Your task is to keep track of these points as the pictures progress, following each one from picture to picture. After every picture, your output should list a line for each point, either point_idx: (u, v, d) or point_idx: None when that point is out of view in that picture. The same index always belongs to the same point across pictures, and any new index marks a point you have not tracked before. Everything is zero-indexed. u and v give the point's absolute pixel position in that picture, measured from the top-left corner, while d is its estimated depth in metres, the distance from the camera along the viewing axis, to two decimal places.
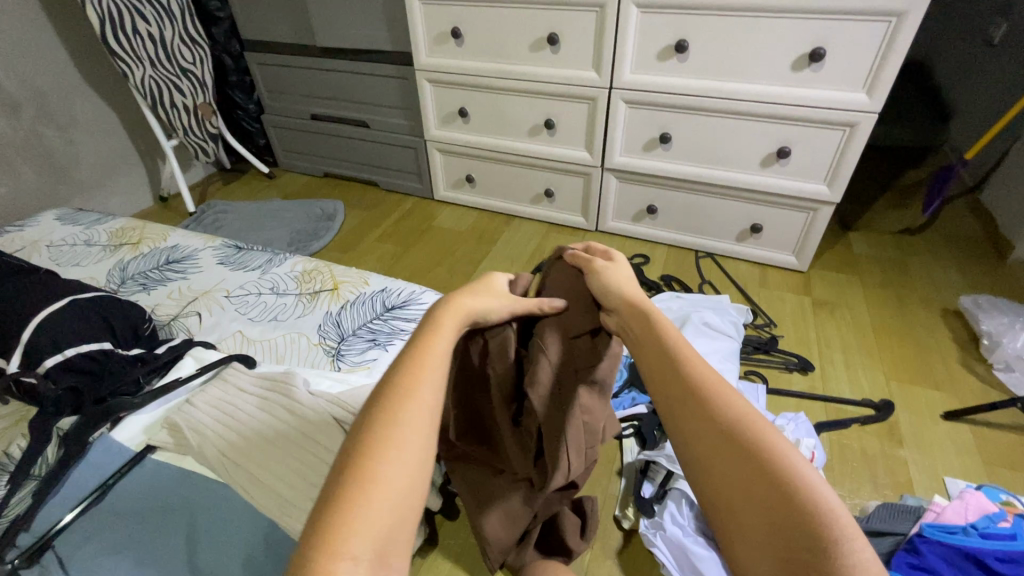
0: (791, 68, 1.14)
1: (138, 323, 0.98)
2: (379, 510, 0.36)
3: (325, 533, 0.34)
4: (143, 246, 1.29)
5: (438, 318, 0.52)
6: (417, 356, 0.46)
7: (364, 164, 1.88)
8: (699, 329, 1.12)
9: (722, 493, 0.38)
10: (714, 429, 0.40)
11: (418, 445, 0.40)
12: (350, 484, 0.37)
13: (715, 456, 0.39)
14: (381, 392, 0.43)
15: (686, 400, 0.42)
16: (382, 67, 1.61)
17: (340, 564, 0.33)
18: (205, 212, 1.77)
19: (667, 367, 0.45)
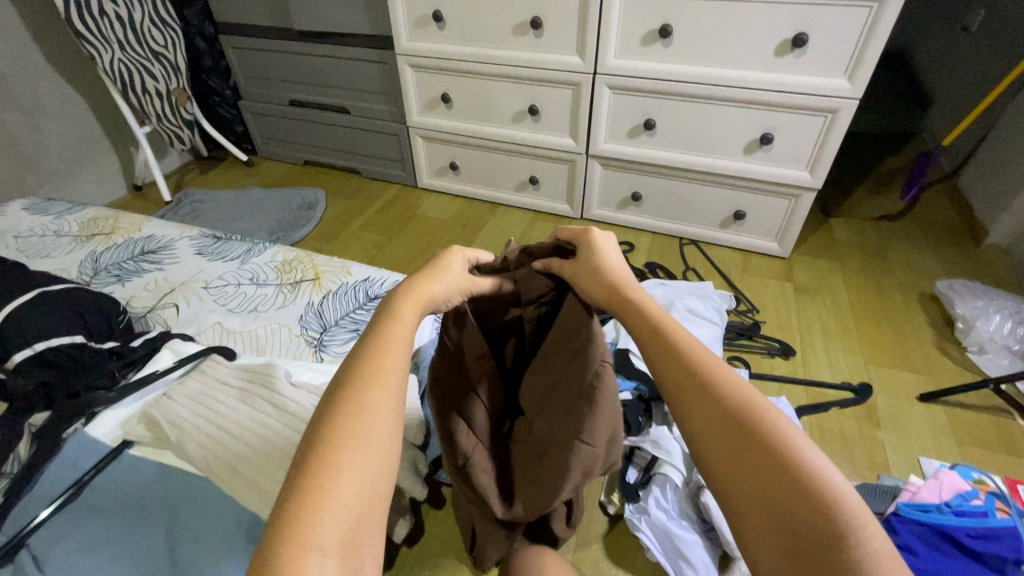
0: (774, 55, 1.14)
1: (112, 317, 0.95)
2: (344, 503, 0.35)
3: (291, 527, 0.33)
4: (116, 237, 1.26)
5: (397, 306, 0.50)
6: (377, 345, 0.45)
7: (345, 151, 1.84)
8: (683, 316, 1.13)
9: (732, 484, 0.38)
10: (720, 416, 0.40)
11: (383, 433, 0.40)
12: (314, 472, 0.36)
13: (721, 444, 0.39)
14: (338, 385, 0.42)
15: (687, 385, 0.43)
16: (362, 52, 1.57)
17: (308, 559, 0.32)
18: (181, 201, 1.72)
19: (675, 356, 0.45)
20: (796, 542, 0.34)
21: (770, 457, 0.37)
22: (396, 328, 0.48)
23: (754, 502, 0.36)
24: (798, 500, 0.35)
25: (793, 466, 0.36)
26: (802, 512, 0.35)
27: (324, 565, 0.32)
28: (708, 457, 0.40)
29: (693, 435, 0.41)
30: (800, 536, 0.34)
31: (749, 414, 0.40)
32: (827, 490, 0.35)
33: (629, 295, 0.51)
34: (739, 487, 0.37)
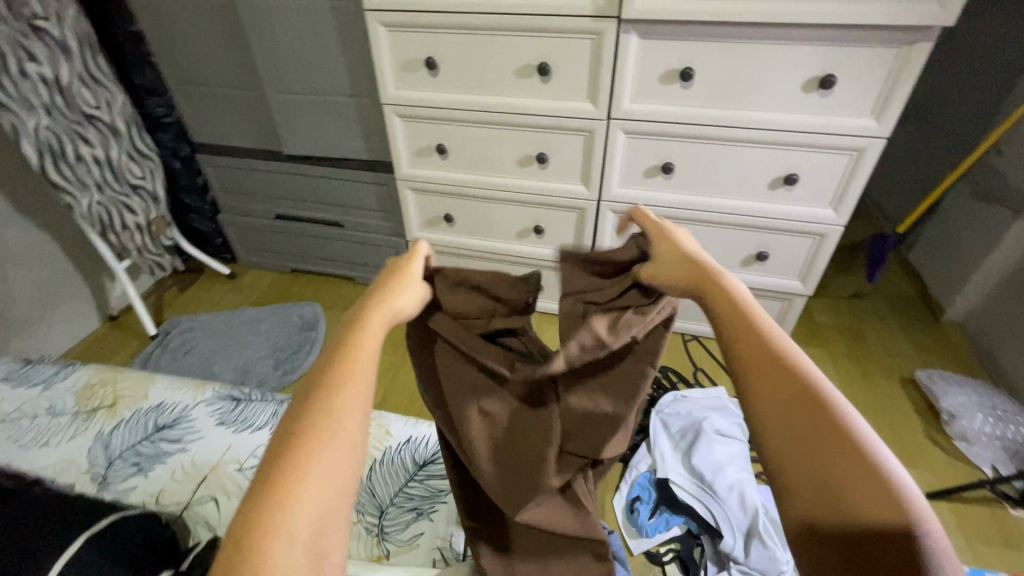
0: (767, 188, 1.25)
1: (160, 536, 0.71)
2: (309, 504, 0.39)
3: (256, 524, 0.37)
4: (121, 409, 1.17)
5: (367, 319, 0.51)
6: (350, 352, 0.47)
7: (338, 261, 1.81)
8: (714, 439, 1.20)
9: (797, 466, 0.40)
10: (807, 405, 0.41)
11: (352, 440, 0.43)
12: (270, 502, 0.38)
13: (801, 423, 0.41)
14: (313, 383, 0.45)
15: (766, 370, 0.44)
16: (358, 174, 1.57)
17: (276, 545, 0.37)
18: (169, 332, 1.63)
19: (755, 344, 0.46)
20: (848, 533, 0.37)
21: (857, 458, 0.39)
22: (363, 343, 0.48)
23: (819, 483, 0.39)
24: (870, 501, 0.37)
25: (873, 471, 0.38)
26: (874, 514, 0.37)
27: (287, 551, 0.37)
28: (780, 431, 0.42)
29: (767, 411, 0.43)
30: (857, 536, 0.37)
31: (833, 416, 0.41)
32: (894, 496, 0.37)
33: (714, 272, 0.52)
34: (805, 464, 0.40)
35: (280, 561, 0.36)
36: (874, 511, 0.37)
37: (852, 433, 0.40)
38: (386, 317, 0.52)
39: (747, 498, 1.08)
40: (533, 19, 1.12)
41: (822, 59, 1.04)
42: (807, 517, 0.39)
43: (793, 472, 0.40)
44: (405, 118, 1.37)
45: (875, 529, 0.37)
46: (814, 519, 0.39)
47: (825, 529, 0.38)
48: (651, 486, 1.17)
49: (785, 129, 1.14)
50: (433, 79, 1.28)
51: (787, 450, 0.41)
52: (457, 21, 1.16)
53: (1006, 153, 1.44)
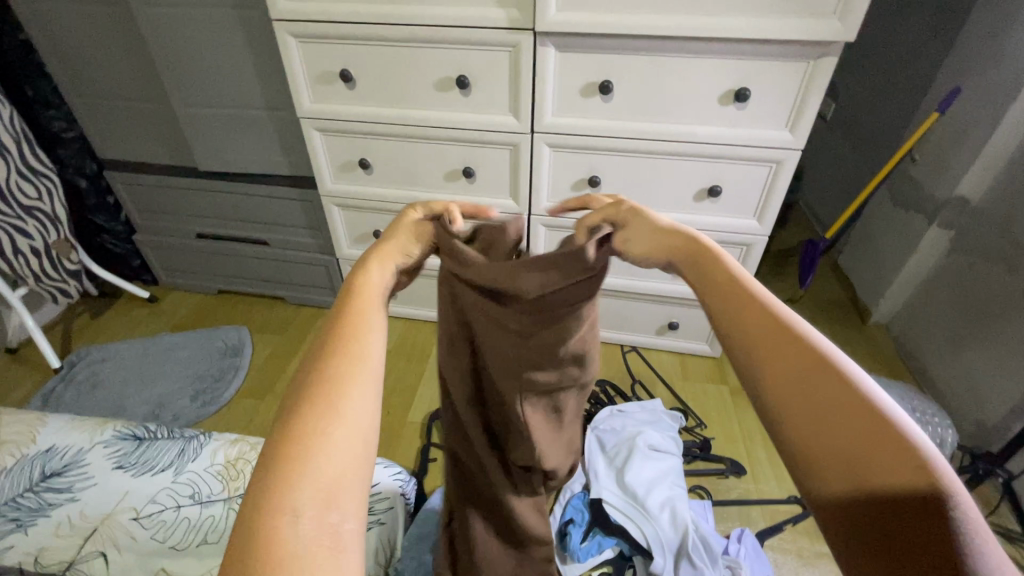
0: (693, 199, 1.25)
1: None
2: (319, 477, 0.38)
3: (267, 494, 0.37)
4: (3, 458, 1.05)
5: (364, 295, 0.53)
6: (353, 333, 0.49)
7: (265, 281, 1.71)
8: (646, 455, 1.18)
9: (809, 436, 0.39)
10: (816, 384, 0.41)
11: (358, 417, 0.43)
12: (282, 469, 0.38)
13: (812, 402, 0.40)
14: (316, 364, 0.46)
15: (775, 344, 0.44)
16: (282, 190, 1.49)
17: (283, 521, 0.36)
18: (75, 364, 1.51)
19: (761, 320, 0.46)
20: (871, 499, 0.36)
21: (874, 427, 0.37)
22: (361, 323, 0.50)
23: (838, 458, 0.38)
24: (894, 470, 0.36)
25: (899, 438, 0.36)
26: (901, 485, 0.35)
27: (298, 526, 0.36)
28: (793, 403, 0.41)
29: (778, 393, 0.42)
30: (876, 497, 0.36)
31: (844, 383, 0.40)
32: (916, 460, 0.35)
33: (709, 248, 0.53)
34: (822, 442, 0.39)
35: (292, 537, 0.35)
36: (894, 474, 0.36)
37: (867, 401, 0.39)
38: (380, 295, 0.55)
39: (677, 514, 1.07)
40: (448, 30, 1.08)
41: (735, 73, 1.05)
42: (833, 489, 0.38)
43: (814, 447, 0.39)
44: (324, 132, 1.30)
45: (911, 501, 0.35)
46: (834, 489, 0.38)
47: (848, 496, 0.37)
48: (584, 507, 1.14)
49: (706, 142, 1.14)
50: (350, 92, 1.22)
51: (799, 428, 0.40)
52: (369, 31, 1.11)
53: (920, 162, 1.49)
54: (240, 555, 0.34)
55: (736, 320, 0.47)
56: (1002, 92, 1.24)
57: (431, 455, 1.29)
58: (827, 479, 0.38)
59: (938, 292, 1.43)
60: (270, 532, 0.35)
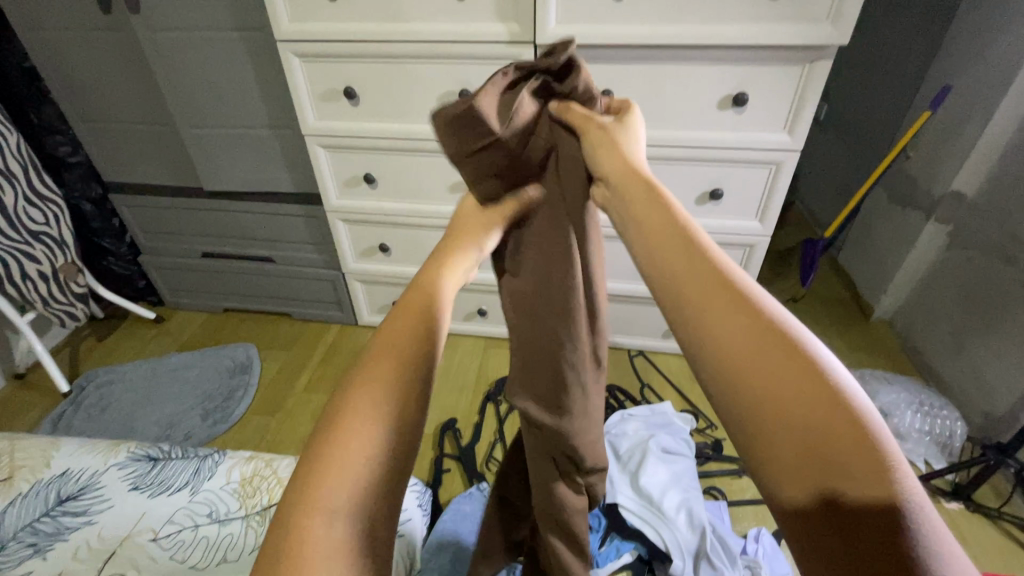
0: (695, 203, 1.26)
1: None
2: (364, 473, 0.34)
3: (308, 480, 0.33)
4: (17, 483, 1.05)
5: (444, 264, 0.46)
6: (420, 311, 0.42)
7: (271, 298, 1.72)
8: (660, 458, 1.19)
9: (755, 407, 0.29)
10: (756, 343, 0.30)
11: (416, 410, 0.37)
12: (328, 459, 0.34)
13: (752, 364, 0.29)
14: (376, 343, 0.40)
15: (711, 293, 0.33)
16: (287, 208, 1.50)
17: (317, 519, 0.32)
18: (84, 387, 1.51)
19: (692, 263, 0.35)
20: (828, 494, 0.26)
21: (826, 401, 0.27)
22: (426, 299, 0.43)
23: (784, 436, 0.27)
24: (850, 457, 0.25)
25: (849, 410, 0.27)
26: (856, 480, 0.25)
27: (331, 527, 0.32)
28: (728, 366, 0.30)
29: (716, 351, 0.31)
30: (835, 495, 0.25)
31: (789, 341, 0.30)
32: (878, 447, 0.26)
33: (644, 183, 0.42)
34: (769, 410, 0.28)
35: (323, 537, 0.31)
36: (860, 467, 0.25)
37: (814, 366, 0.28)
38: (464, 260, 0.48)
39: (694, 516, 1.08)
40: (451, 46, 1.10)
41: (733, 78, 1.07)
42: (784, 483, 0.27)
43: (757, 421, 0.28)
44: (328, 148, 1.32)
45: (874, 506, 0.25)
46: (787, 483, 0.27)
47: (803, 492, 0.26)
48: (601, 513, 1.14)
49: (706, 145, 1.16)
50: (355, 108, 1.24)
51: (738, 395, 0.29)
52: (373, 49, 1.13)
53: (914, 158, 1.52)
54: (275, 550, 0.31)
55: (666, 263, 0.36)
56: (992, 87, 1.26)
57: (444, 466, 1.29)
58: (776, 471, 0.27)
59: (938, 286, 1.45)
60: (303, 528, 0.31)
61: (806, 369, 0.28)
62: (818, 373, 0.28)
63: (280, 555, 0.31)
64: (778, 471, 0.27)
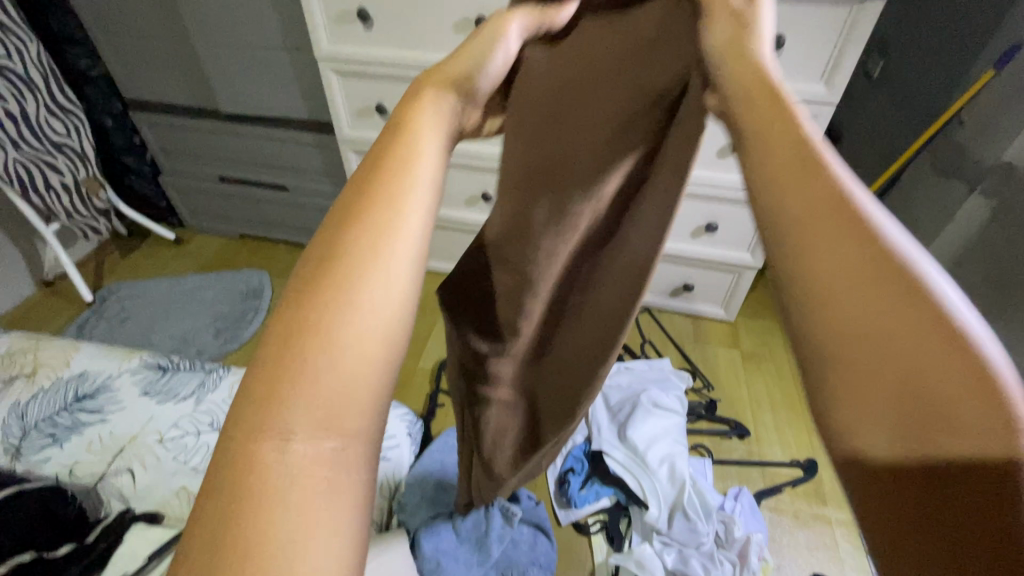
0: (716, 155, 1.18)
1: (81, 558, 0.84)
2: (327, 382, 0.26)
3: (258, 391, 0.25)
4: (40, 379, 1.13)
5: (409, 115, 0.35)
6: (385, 163, 0.32)
7: (285, 227, 1.74)
8: (650, 412, 1.18)
9: (854, 400, 0.21)
10: (892, 307, 0.21)
11: (393, 293, 0.29)
12: (271, 368, 0.26)
13: (846, 290, 0.22)
14: (343, 204, 0.31)
15: (824, 224, 0.23)
16: (300, 136, 1.49)
17: (267, 444, 0.24)
18: (106, 299, 1.58)
19: (795, 177, 0.25)
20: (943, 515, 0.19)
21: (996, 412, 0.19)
22: (406, 154, 0.33)
23: (881, 393, 0.20)
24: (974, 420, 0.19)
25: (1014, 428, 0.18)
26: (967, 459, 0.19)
27: (299, 447, 0.24)
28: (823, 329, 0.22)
29: (816, 302, 0.23)
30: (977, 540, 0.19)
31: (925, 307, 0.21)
32: None
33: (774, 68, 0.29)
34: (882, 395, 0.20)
35: (280, 463, 0.24)
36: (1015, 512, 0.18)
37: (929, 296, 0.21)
38: (439, 100, 0.36)
39: (677, 469, 1.09)
40: None
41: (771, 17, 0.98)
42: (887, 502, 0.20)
43: (868, 418, 0.21)
44: (342, 76, 1.29)
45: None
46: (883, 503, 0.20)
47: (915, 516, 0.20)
48: (585, 458, 1.16)
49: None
50: (368, 33, 1.19)
51: (824, 328, 0.22)
52: None
53: (966, 126, 1.39)
54: (215, 496, 0.23)
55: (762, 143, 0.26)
56: None
57: (438, 400, 1.33)
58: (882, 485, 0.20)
59: (969, 266, 1.37)
60: (247, 457, 0.24)
61: (914, 297, 0.21)
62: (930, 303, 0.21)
63: (214, 506, 0.23)
64: (879, 490, 0.20)
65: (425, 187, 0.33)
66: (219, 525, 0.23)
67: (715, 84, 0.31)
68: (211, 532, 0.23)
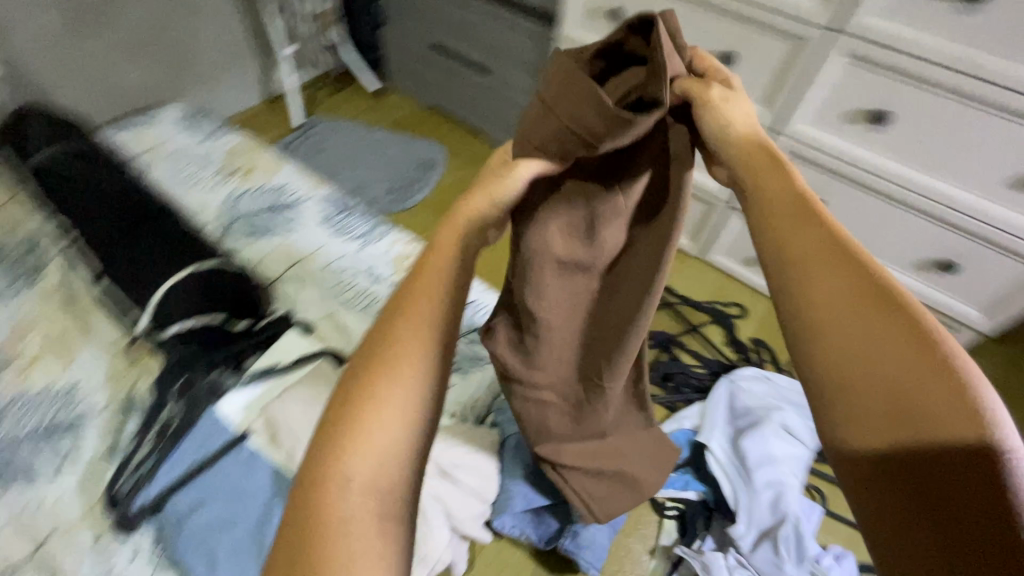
0: (1001, 183, 1.13)
1: (251, 336, 0.99)
2: (369, 453, 0.46)
3: (326, 456, 0.46)
4: (252, 179, 1.31)
5: (447, 234, 0.55)
6: (414, 284, 0.53)
7: (473, 110, 1.75)
8: (777, 433, 1.08)
9: (845, 399, 0.42)
10: (867, 340, 0.42)
11: (404, 375, 0.48)
12: (334, 439, 0.46)
13: (843, 332, 0.43)
14: (382, 321, 0.51)
15: (821, 303, 0.44)
16: (521, 21, 1.44)
17: (331, 487, 0.44)
18: (310, 128, 1.76)
19: (814, 265, 0.45)
20: (911, 438, 0.39)
21: (925, 382, 0.39)
22: (429, 278, 0.53)
23: (868, 396, 0.41)
24: (948, 416, 0.38)
25: (936, 389, 0.39)
26: (945, 412, 0.38)
27: (346, 494, 0.44)
28: (821, 362, 0.43)
29: (821, 346, 0.43)
30: (929, 453, 0.38)
31: (894, 331, 0.41)
32: (970, 408, 0.37)
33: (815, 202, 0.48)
34: (857, 391, 0.41)
35: (337, 503, 0.44)
36: (948, 423, 0.38)
37: (919, 333, 0.41)
38: (479, 206, 0.56)
39: (783, 501, 0.99)
40: None
41: None
42: (865, 446, 0.41)
43: (842, 402, 0.42)
44: None
45: (960, 452, 0.37)
46: (866, 445, 0.41)
47: (889, 448, 0.40)
48: (685, 445, 1.11)
49: (984, 79, 1.03)
50: None
51: (824, 366, 0.43)
52: None
53: None
54: (293, 538, 0.44)
55: (788, 240, 0.47)
56: None
57: None
58: (868, 438, 0.40)
59: None
60: (318, 499, 0.44)
61: (888, 338, 0.41)
62: (915, 339, 0.41)
63: (294, 543, 0.43)
64: (864, 438, 0.41)
65: (433, 314, 0.51)
66: (299, 551, 0.43)
67: (743, 183, 0.51)
68: (292, 549, 0.43)
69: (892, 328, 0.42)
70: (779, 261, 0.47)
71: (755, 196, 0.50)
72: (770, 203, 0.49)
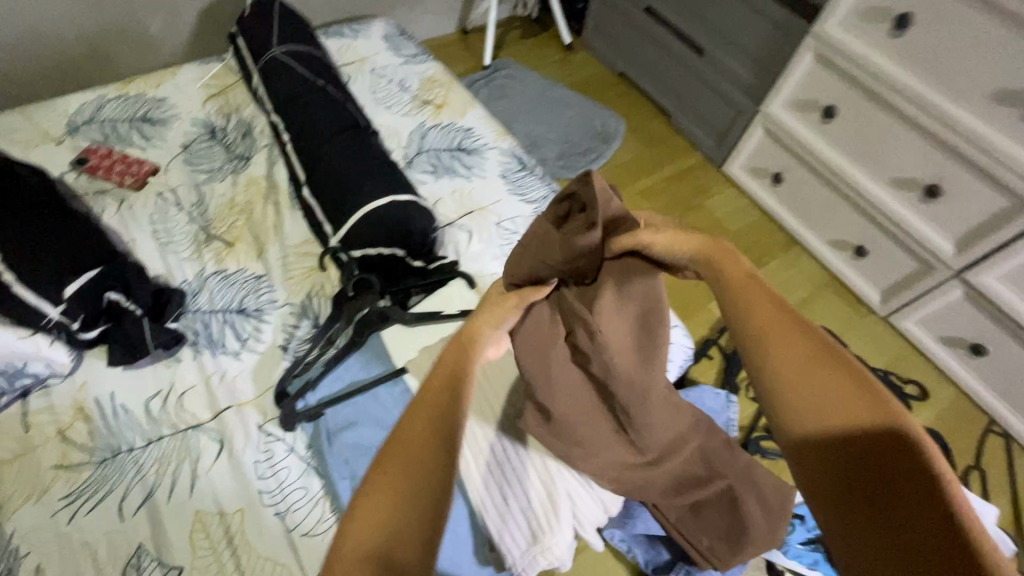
0: None
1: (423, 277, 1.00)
2: None
3: None
4: (442, 115, 1.30)
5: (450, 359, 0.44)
6: (409, 424, 0.39)
7: (670, 91, 1.63)
8: None
9: (808, 481, 0.38)
10: (837, 423, 0.37)
11: (403, 546, 0.35)
12: None
13: (816, 413, 0.38)
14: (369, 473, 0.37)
15: (788, 373, 0.40)
16: (768, 4, 1.27)
17: None
18: (496, 71, 1.72)
19: (773, 332, 0.41)
20: (897, 556, 0.34)
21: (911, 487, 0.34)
22: (434, 405, 0.40)
23: (842, 498, 0.36)
24: (913, 522, 0.34)
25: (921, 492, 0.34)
26: (933, 538, 0.33)
27: None
28: (795, 446, 0.39)
29: (783, 424, 0.39)
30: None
31: (868, 422, 0.36)
32: (963, 527, 0.32)
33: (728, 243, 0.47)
34: (827, 480, 0.37)
35: None
36: (928, 542, 0.33)
37: (891, 424, 0.36)
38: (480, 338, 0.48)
39: None
40: None
41: None
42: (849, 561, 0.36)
43: (818, 488, 0.38)
44: None
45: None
46: (848, 554, 0.36)
47: (870, 565, 0.35)
48: None
49: None
50: None
51: (798, 449, 0.39)
52: None
53: None
54: None
55: (750, 308, 0.42)
56: None
57: (708, 350, 1.26)
58: (852, 551, 0.36)
59: None
60: None
61: (865, 422, 0.37)
62: (892, 432, 0.36)
63: None
64: (852, 554, 0.36)
65: (442, 451, 0.38)
66: None
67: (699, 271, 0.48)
68: None
69: (863, 416, 0.37)
70: (744, 331, 0.42)
71: (698, 269, 0.48)
72: (703, 271, 0.48)
